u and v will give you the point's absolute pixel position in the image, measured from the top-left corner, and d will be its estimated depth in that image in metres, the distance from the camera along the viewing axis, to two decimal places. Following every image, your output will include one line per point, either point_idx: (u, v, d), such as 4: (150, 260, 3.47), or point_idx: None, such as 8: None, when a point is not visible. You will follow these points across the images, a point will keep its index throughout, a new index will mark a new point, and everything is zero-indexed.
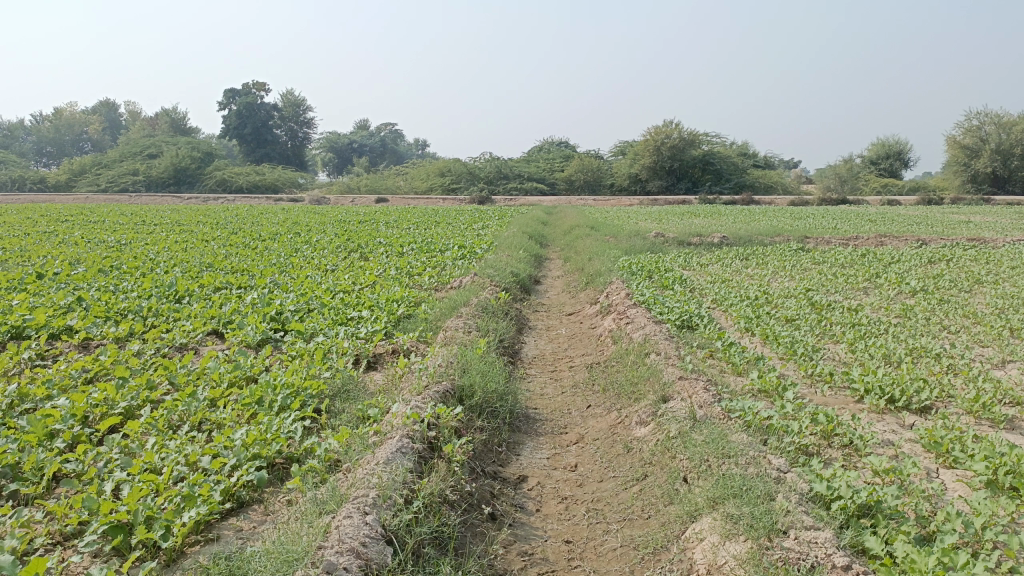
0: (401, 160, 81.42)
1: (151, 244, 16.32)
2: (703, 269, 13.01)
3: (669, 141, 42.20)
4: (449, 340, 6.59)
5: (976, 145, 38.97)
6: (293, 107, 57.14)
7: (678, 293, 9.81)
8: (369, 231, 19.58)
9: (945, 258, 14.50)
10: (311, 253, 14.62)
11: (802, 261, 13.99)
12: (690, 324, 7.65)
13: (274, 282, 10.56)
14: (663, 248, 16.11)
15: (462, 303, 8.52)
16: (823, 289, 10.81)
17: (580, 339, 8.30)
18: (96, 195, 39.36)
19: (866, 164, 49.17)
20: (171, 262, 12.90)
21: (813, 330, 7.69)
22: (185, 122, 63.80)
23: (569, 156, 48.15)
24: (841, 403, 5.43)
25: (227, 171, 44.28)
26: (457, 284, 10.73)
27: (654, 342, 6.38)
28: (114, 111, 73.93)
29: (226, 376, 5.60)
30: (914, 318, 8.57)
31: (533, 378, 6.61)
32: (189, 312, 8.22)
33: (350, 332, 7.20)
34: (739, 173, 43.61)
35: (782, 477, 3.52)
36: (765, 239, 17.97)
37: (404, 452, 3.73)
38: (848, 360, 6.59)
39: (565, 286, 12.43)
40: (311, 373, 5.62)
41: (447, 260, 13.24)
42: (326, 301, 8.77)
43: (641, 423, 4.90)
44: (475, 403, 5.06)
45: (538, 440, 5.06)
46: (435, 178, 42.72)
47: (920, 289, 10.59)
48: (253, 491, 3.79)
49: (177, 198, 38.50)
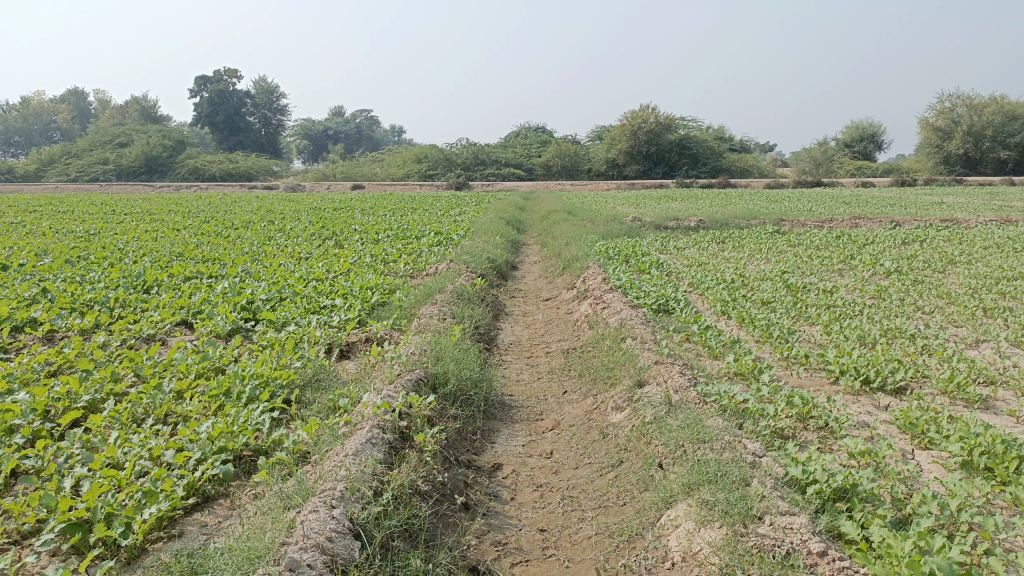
0: (377, 146, 80.68)
1: (120, 234, 16.00)
2: (679, 253, 12.99)
3: (645, 126, 42.19)
4: (423, 327, 6.49)
5: (949, 127, 39.36)
6: (266, 94, 56.35)
7: (654, 277, 9.78)
8: (344, 218, 19.37)
9: (919, 239, 14.61)
10: (284, 241, 14.42)
11: (778, 244, 14.03)
12: (666, 307, 7.61)
13: (245, 271, 10.37)
14: (640, 232, 16.08)
15: (437, 290, 8.42)
16: (799, 271, 10.84)
17: (557, 324, 8.24)
18: (65, 185, 38.60)
19: (840, 147, 49.50)
20: (141, 252, 12.64)
21: (789, 313, 7.69)
22: (156, 109, 62.70)
23: (546, 141, 47.97)
24: (817, 385, 5.42)
25: (200, 159, 43.62)
26: (432, 271, 10.62)
27: (630, 327, 6.33)
28: (83, 98, 72.57)
29: (194, 367, 5.47)
30: (888, 299, 8.60)
31: (509, 365, 6.54)
32: (157, 303, 8.04)
33: (322, 320, 7.08)
34: (716, 157, 43.72)
35: (757, 461, 3.48)
36: (741, 222, 18.01)
37: (374, 442, 3.64)
38: (824, 342, 6.59)
39: (542, 271, 12.35)
40: (282, 363, 5.50)
41: (423, 247, 13.11)
42: (298, 289, 8.62)
43: (616, 409, 4.85)
44: (449, 391, 4.98)
45: (513, 427, 4.99)
46: (411, 165, 42.38)
47: (894, 270, 10.65)
48: (218, 485, 3.69)
49: (149, 187, 37.86)
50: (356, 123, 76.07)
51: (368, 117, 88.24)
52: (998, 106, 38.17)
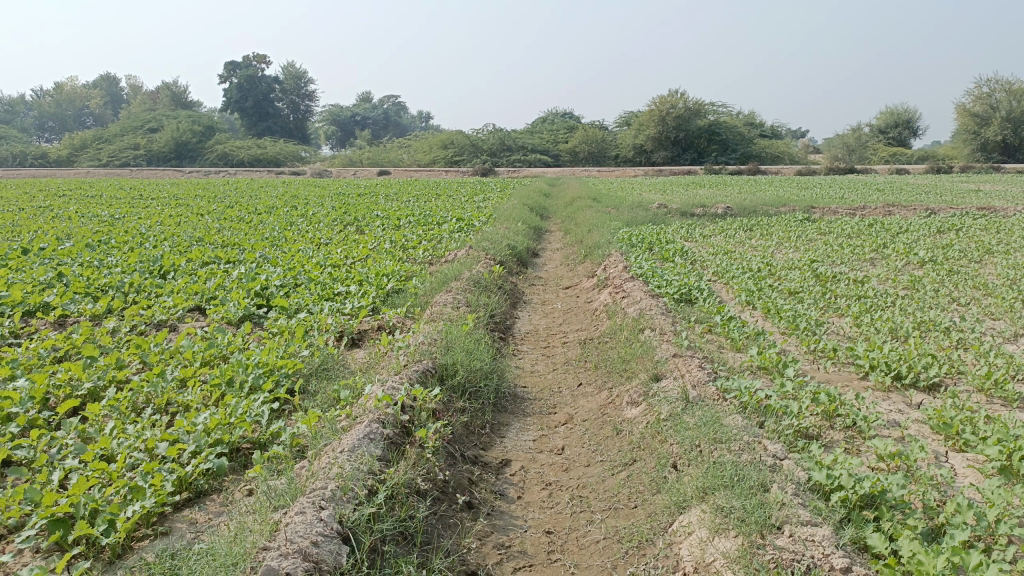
0: (403, 132, 80.59)
1: (145, 219, 16.03)
2: (705, 241, 12.69)
3: (674, 111, 41.74)
4: (435, 316, 6.32)
5: (987, 113, 38.30)
6: (294, 79, 56.43)
7: (678, 265, 9.51)
8: (367, 203, 19.25)
9: (955, 227, 14.13)
10: (305, 227, 14.33)
11: (807, 232, 13.64)
12: (688, 297, 7.37)
13: (263, 256, 10.27)
14: (666, 219, 15.76)
15: (454, 277, 8.23)
16: (829, 260, 10.49)
17: (576, 313, 8.03)
18: (96, 169, 39.04)
19: (874, 134, 48.41)
20: (162, 236, 12.63)
21: (817, 303, 7.40)
22: (186, 96, 63.20)
23: (573, 127, 47.51)
24: (844, 381, 5.16)
25: (228, 144, 43.90)
26: (451, 257, 10.46)
27: (649, 318, 6.11)
28: (116, 85, 73.46)
29: (200, 355, 5.35)
30: (922, 290, 8.26)
31: (524, 356, 6.35)
32: (172, 288, 7.96)
33: (335, 307, 6.94)
34: (746, 143, 43.00)
35: (778, 463, 3.24)
36: (770, 209, 17.58)
37: (371, 438, 3.48)
38: (853, 335, 6.30)
39: (563, 259, 12.13)
40: (289, 351, 5.37)
41: (443, 233, 12.97)
42: (313, 276, 8.49)
43: (631, 403, 4.64)
44: (457, 383, 4.81)
45: (524, 421, 4.81)
46: (438, 151, 42.29)
47: (928, 260, 10.26)
48: (212, 480, 3.57)
49: (179, 172, 38.16)
50: (383, 109, 76.08)
51: (395, 103, 88.12)
52: None
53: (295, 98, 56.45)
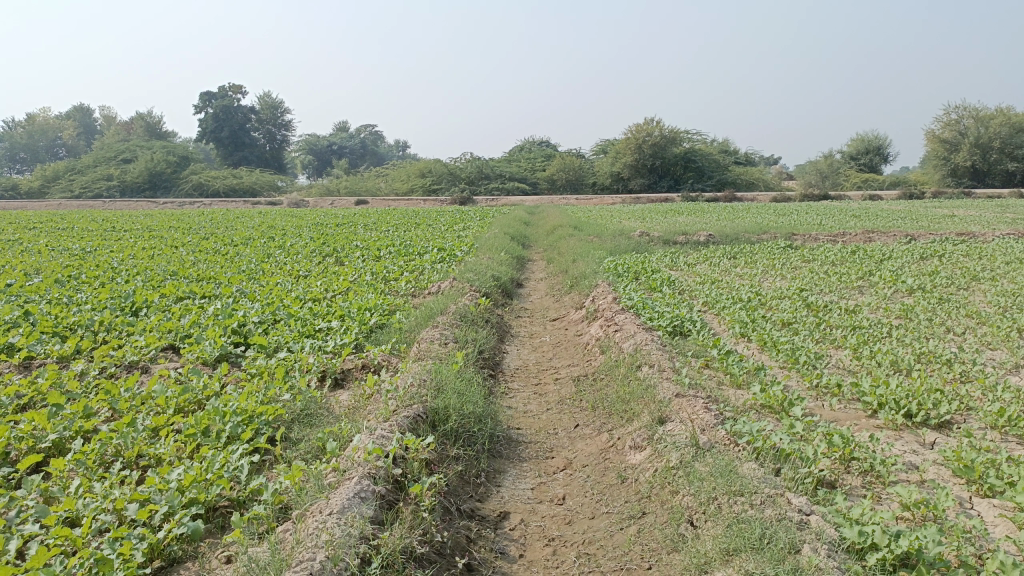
0: (380, 161, 80.56)
1: (117, 252, 15.63)
2: (691, 269, 12.57)
3: (650, 139, 42.01)
4: (423, 354, 6.04)
5: (955, 139, 39.00)
6: (270, 109, 56.12)
7: (666, 296, 9.33)
8: (346, 234, 19.01)
9: (937, 254, 14.14)
10: (283, 258, 14.01)
11: (791, 259, 13.56)
12: (682, 330, 7.16)
13: (240, 291, 9.94)
14: (649, 247, 15.64)
15: (439, 311, 7.96)
16: (817, 289, 10.37)
17: (565, 347, 7.79)
18: (68, 201, 38.40)
19: (846, 160, 49.08)
20: (135, 270, 12.26)
21: (812, 335, 7.23)
22: (161, 126, 62.68)
23: (550, 155, 47.67)
24: (853, 419, 4.95)
25: (204, 175, 43.48)
26: (435, 289, 10.21)
27: (645, 353, 5.88)
28: (88, 115, 72.93)
29: (174, 401, 5.03)
30: (915, 319, 8.13)
31: (515, 394, 6.08)
32: (144, 326, 7.63)
33: (316, 345, 6.66)
34: (722, 170, 43.36)
35: (806, 520, 3.02)
36: (752, 237, 17.55)
37: (363, 497, 3.20)
38: (854, 369, 6.12)
39: (548, 289, 11.92)
40: (269, 396, 5.07)
41: (425, 264, 12.72)
42: (293, 311, 8.18)
43: (635, 448, 4.40)
44: (450, 428, 4.53)
45: (521, 467, 4.54)
46: (415, 180, 42.20)
47: (916, 287, 10.17)
48: (186, 546, 3.27)
49: (153, 203, 37.64)
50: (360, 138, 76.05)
51: (371, 132, 88.07)
52: (1005, 118, 37.74)
53: (272, 128, 56.12)
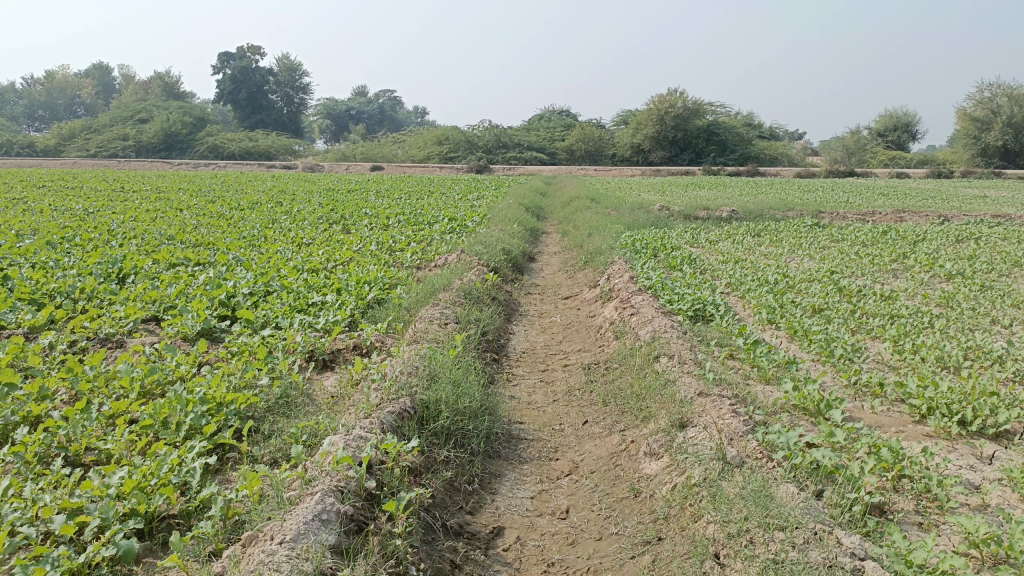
0: (398, 127, 79.77)
1: (119, 213, 15.20)
2: (712, 247, 11.95)
3: (673, 111, 40.95)
4: (418, 336, 5.50)
5: (987, 117, 37.68)
6: (288, 72, 55.31)
7: (687, 276, 8.72)
8: (357, 200, 18.49)
9: (973, 236, 13.37)
10: (288, 225, 13.51)
11: (818, 239, 12.86)
12: (704, 315, 6.59)
13: (236, 258, 9.43)
14: (669, 222, 14.98)
15: (442, 287, 7.41)
16: (848, 271, 9.72)
17: (577, 329, 7.23)
18: (83, 160, 38.01)
19: (873, 137, 47.74)
20: (133, 233, 11.79)
21: (847, 323, 6.61)
22: (178, 87, 62.18)
23: (570, 124, 46.71)
24: (899, 425, 4.37)
25: (219, 137, 43.01)
26: (442, 262, 9.66)
27: (664, 342, 5.31)
28: (108, 74, 72.71)
29: (139, 384, 4.55)
30: (957, 309, 7.47)
31: (520, 382, 5.55)
32: (127, 296, 7.15)
33: (306, 321, 6.14)
34: (745, 144, 42.27)
35: (860, 569, 2.49)
36: (776, 213, 16.82)
37: (325, 518, 2.71)
38: (895, 365, 5.51)
39: (561, 265, 11.34)
40: (243, 382, 4.56)
41: (434, 234, 12.19)
42: (287, 282, 7.66)
43: (650, 455, 3.86)
44: (440, 426, 4.00)
45: (520, 471, 4.02)
46: (432, 146, 41.56)
47: (956, 273, 9.49)
48: (116, 568, 2.78)
49: (168, 164, 37.26)
50: (377, 103, 75.15)
51: (390, 98, 87.24)
52: None
53: (289, 91, 55.26)
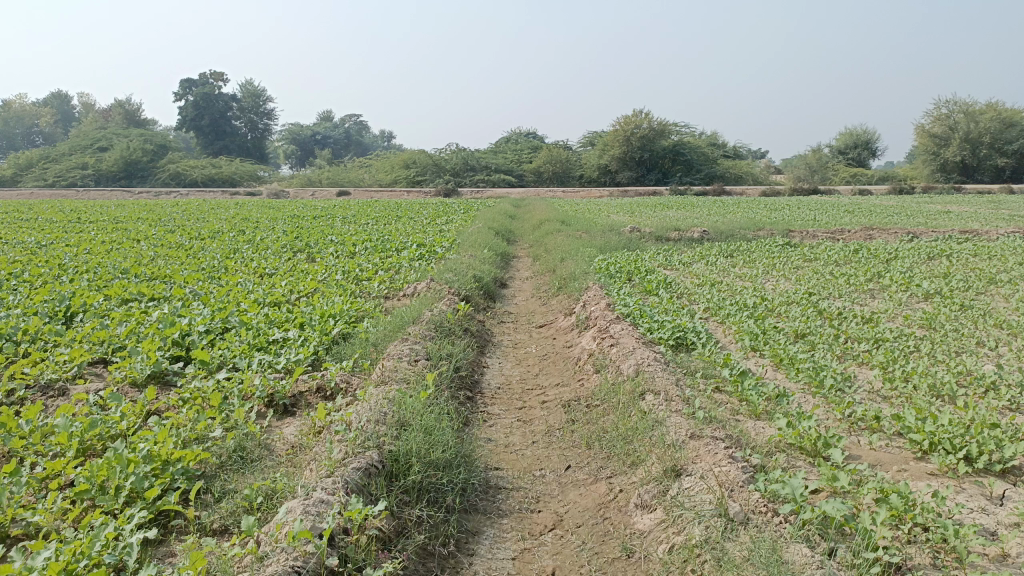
0: (365, 151, 79.36)
1: (74, 246, 14.60)
2: (686, 269, 11.77)
3: (639, 132, 41.17)
4: (386, 377, 5.14)
5: (945, 134, 38.41)
6: (252, 98, 54.73)
7: (664, 300, 8.48)
8: (324, 227, 18.09)
9: (944, 253, 13.36)
10: (251, 254, 13.05)
11: (791, 259, 12.73)
12: (685, 344, 6.32)
13: (193, 291, 8.98)
14: (642, 244, 14.79)
15: (411, 319, 7.05)
16: (825, 292, 9.56)
17: (554, 361, 6.92)
18: (40, 190, 36.96)
19: (834, 155, 48.47)
20: (86, 267, 11.26)
21: (832, 349, 6.39)
22: (139, 114, 61.22)
23: (537, 146, 46.76)
24: (901, 463, 4.11)
25: (182, 164, 42.21)
26: (411, 292, 9.33)
27: (648, 377, 5.01)
28: (67, 103, 71.53)
29: (78, 440, 4.12)
30: (940, 330, 7.28)
31: (496, 422, 5.21)
32: (74, 336, 6.68)
33: (265, 361, 5.74)
34: (711, 163, 42.61)
35: None
36: (747, 233, 16.75)
37: None
38: (887, 395, 5.28)
39: (534, 291, 11.05)
40: (194, 435, 4.17)
41: (403, 261, 11.84)
42: (246, 317, 7.25)
43: (642, 508, 3.56)
44: (411, 482, 3.64)
45: (499, 528, 3.67)
46: (399, 171, 41.22)
47: (933, 292, 9.37)
48: None
49: (128, 192, 36.39)
50: (344, 127, 74.80)
51: (356, 123, 86.91)
52: (994, 113, 37.25)
53: (254, 117, 54.60)
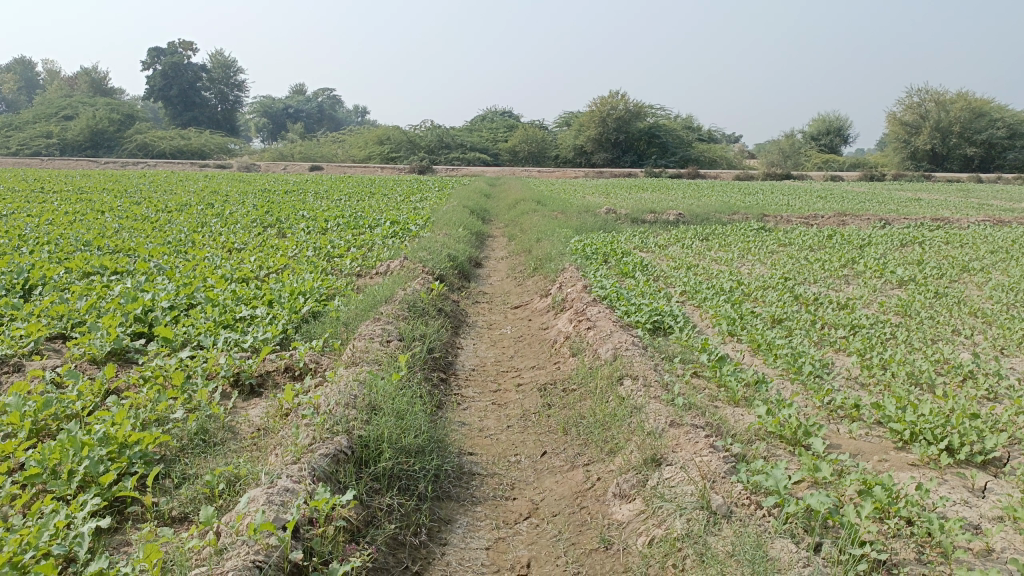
0: (338, 126, 78.27)
1: (35, 216, 14.14)
2: (662, 252, 11.71)
3: (615, 113, 41.03)
4: (357, 358, 4.97)
5: (916, 122, 38.77)
6: (224, 69, 53.61)
7: (640, 283, 8.38)
8: (295, 202, 17.74)
9: (916, 240, 13.44)
10: (219, 228, 12.73)
11: (766, 243, 12.71)
12: (663, 327, 6.23)
13: (158, 265, 8.69)
14: (617, 226, 14.69)
15: (384, 298, 6.88)
16: (801, 277, 9.54)
17: (529, 343, 6.79)
18: (2, 158, 35.87)
19: (807, 141, 48.77)
20: (46, 239, 10.88)
21: (809, 335, 6.34)
22: (106, 82, 59.61)
23: (513, 125, 46.41)
24: (882, 453, 4.06)
25: (149, 134, 41.19)
26: (384, 269, 9.13)
27: (626, 361, 4.90)
28: (31, 69, 69.53)
29: (30, 420, 3.90)
30: (915, 318, 7.28)
31: (470, 405, 5.08)
32: (30, 310, 6.40)
33: (232, 340, 5.54)
34: (686, 146, 42.63)
35: None
36: (722, 216, 16.73)
37: None
38: (865, 383, 5.23)
39: (509, 271, 10.91)
40: (155, 416, 3.98)
41: (375, 239, 11.62)
42: (213, 293, 7.02)
43: (621, 498, 3.47)
44: (382, 468, 3.50)
45: (473, 515, 3.56)
46: (373, 146, 40.65)
47: (907, 279, 9.39)
48: None
49: (94, 163, 35.46)
50: (317, 101, 73.68)
51: (329, 97, 85.64)
52: (965, 102, 37.67)
53: (224, 88, 53.43)
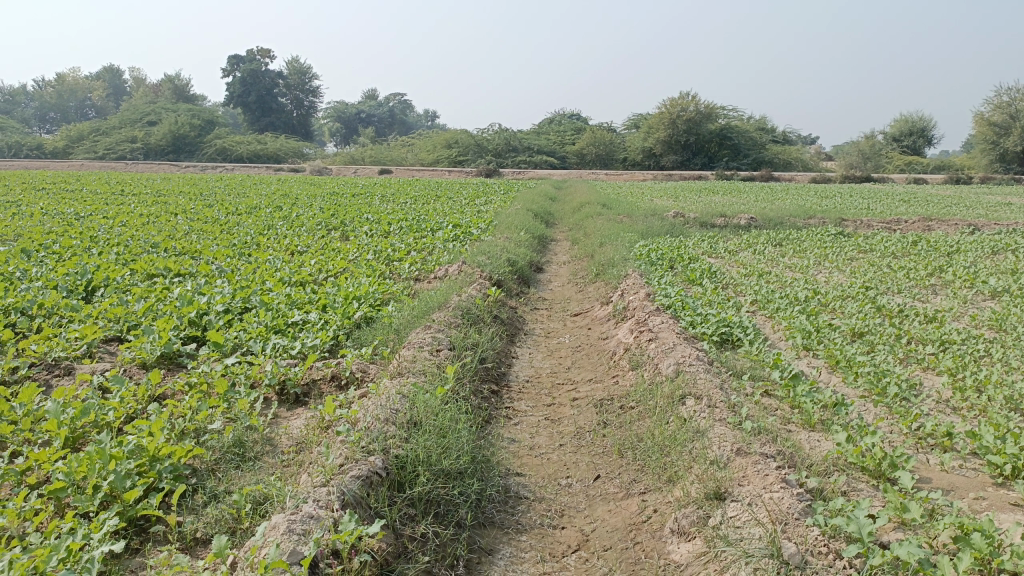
0: (408, 130, 79.31)
1: (112, 219, 14.50)
2: (732, 258, 11.18)
3: (685, 115, 40.12)
4: (403, 368, 4.74)
5: (1007, 122, 36.63)
6: (299, 75, 54.90)
7: (708, 291, 7.95)
8: (361, 205, 17.79)
9: (1010, 247, 12.50)
10: (284, 231, 12.79)
11: (844, 249, 12.00)
12: (731, 340, 5.81)
13: (219, 268, 8.70)
14: (685, 230, 14.18)
15: (438, 304, 6.67)
16: (882, 287, 8.91)
17: (587, 354, 6.47)
18: (90, 162, 37.43)
19: (889, 142, 46.72)
20: (117, 240, 11.09)
21: (892, 352, 5.82)
22: (189, 89, 61.72)
23: (581, 128, 45.97)
24: (980, 490, 3.59)
25: (227, 139, 42.39)
26: (442, 274, 8.94)
27: (689, 378, 4.54)
28: (120, 77, 72.62)
29: (67, 428, 3.80)
30: (1011, 333, 6.64)
31: (522, 421, 4.80)
32: (89, 311, 6.41)
33: (280, 345, 5.40)
34: (759, 148, 41.38)
35: None
36: (797, 221, 16.00)
37: None
38: (958, 407, 4.72)
39: (570, 276, 10.58)
40: (190, 427, 3.83)
41: (436, 242, 11.47)
42: (268, 297, 6.93)
43: (679, 535, 3.14)
44: (417, 492, 3.26)
45: (514, 546, 3.27)
46: (441, 150, 40.84)
47: (1001, 289, 8.65)
48: None
49: (175, 166, 36.67)
50: (388, 105, 74.81)
51: (399, 101, 86.85)
52: None
53: (299, 93, 54.65)
